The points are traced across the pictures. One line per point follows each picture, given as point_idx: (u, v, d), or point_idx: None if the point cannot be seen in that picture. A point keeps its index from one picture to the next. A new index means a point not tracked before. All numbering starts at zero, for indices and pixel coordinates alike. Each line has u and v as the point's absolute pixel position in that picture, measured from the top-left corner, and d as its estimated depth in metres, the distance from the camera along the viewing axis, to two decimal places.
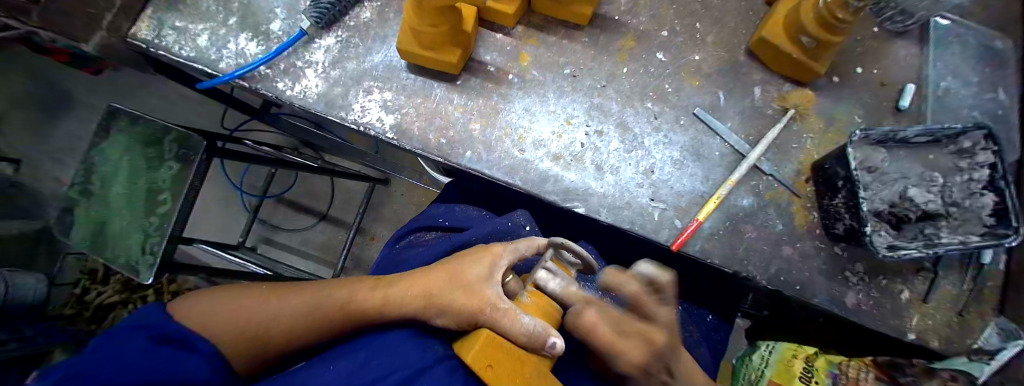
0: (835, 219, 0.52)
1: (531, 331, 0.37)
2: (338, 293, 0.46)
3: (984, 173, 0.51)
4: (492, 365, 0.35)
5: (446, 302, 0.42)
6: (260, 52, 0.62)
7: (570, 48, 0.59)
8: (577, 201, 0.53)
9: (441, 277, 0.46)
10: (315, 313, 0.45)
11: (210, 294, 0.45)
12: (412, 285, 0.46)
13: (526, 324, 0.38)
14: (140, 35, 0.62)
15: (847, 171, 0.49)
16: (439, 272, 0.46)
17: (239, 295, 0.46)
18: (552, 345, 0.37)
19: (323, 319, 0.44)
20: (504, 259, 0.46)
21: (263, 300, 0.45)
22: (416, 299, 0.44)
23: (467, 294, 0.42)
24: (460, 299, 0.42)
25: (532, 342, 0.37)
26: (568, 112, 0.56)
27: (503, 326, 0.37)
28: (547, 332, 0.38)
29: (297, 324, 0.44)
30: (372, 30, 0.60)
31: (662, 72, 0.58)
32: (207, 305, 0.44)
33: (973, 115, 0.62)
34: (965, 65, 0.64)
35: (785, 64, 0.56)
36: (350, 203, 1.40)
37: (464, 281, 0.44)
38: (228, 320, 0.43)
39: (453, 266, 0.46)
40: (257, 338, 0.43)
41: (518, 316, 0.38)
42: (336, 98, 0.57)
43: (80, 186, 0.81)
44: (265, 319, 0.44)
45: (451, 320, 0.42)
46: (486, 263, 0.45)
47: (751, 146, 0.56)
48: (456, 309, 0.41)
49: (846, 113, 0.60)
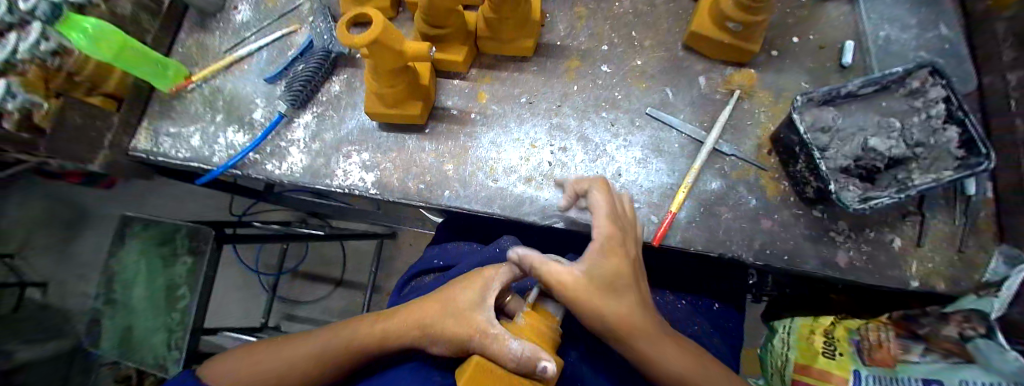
0: (804, 184, 0.54)
1: (519, 356, 0.37)
2: (340, 335, 0.49)
3: (941, 109, 0.54)
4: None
5: (438, 331, 0.44)
6: (247, 140, 0.67)
7: (522, 79, 0.64)
8: (555, 216, 0.56)
9: (432, 305, 0.47)
10: (320, 357, 0.48)
11: (232, 354, 0.51)
12: (408, 317, 0.47)
13: (515, 349, 0.37)
14: (140, 147, 0.71)
15: (799, 136, 0.52)
16: (433, 299, 0.47)
17: (259, 349, 0.51)
18: (543, 368, 0.36)
19: (328, 361, 0.48)
20: (498, 279, 0.45)
21: (275, 352, 0.49)
22: (412, 329, 0.46)
23: (457, 321, 0.43)
24: (452, 328, 0.43)
25: (521, 366, 0.36)
26: (532, 136, 0.60)
27: (494, 350, 0.38)
28: (537, 356, 0.37)
29: (309, 370, 0.48)
30: (343, 100, 0.66)
31: (610, 82, 0.62)
32: (230, 366, 0.49)
33: (919, 55, 0.65)
34: (899, 12, 0.67)
35: (719, 52, 0.60)
36: (361, 262, 1.44)
37: (455, 307, 0.45)
38: (254, 371, 0.48)
39: (446, 293, 0.47)
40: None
41: (507, 341, 0.38)
42: (320, 168, 0.62)
43: (103, 295, 0.87)
44: (281, 369, 0.48)
45: (443, 345, 0.44)
46: (478, 288, 0.45)
47: (707, 133, 0.59)
48: (448, 336, 0.43)
49: (793, 82, 0.63)
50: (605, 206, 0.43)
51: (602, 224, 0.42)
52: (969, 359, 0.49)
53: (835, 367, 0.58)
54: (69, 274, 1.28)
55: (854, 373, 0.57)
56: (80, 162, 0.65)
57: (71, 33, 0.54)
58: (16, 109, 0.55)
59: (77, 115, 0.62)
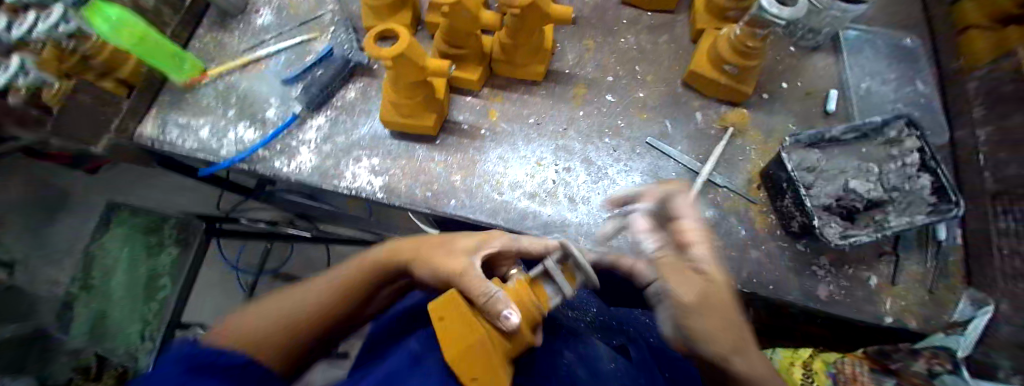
0: (789, 218, 0.58)
1: (490, 293, 0.32)
2: (353, 264, 0.48)
3: (915, 157, 0.60)
4: (445, 317, 0.30)
5: (428, 257, 0.44)
6: (257, 137, 0.69)
7: (531, 101, 0.67)
8: (556, 232, 0.58)
9: (430, 242, 0.47)
10: (338, 284, 0.46)
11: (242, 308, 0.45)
12: (405, 249, 0.48)
13: (490, 288, 0.33)
14: (145, 134, 0.70)
15: (787, 174, 0.56)
16: (432, 238, 0.48)
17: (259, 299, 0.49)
18: (505, 315, 0.31)
19: (343, 289, 0.46)
20: (497, 240, 0.44)
21: (289, 293, 0.46)
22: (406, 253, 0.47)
23: (448, 252, 0.43)
24: (441, 258, 0.42)
25: (488, 305, 0.31)
26: (538, 155, 0.63)
27: (471, 289, 0.34)
28: (505, 300, 0.32)
29: (325, 303, 0.45)
30: (357, 107, 0.69)
31: (614, 111, 0.66)
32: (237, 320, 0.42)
33: (899, 105, 0.71)
34: (875, 71, 0.74)
35: (716, 91, 0.65)
36: None
37: (451, 246, 0.44)
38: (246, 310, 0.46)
39: (448, 237, 0.47)
40: (291, 328, 0.42)
41: (484, 280, 0.34)
42: (328, 169, 0.64)
43: (80, 281, 0.84)
44: (295, 306, 0.44)
45: (432, 273, 0.42)
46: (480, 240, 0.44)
47: (702, 164, 0.62)
48: (439, 264, 0.41)
49: (781, 124, 0.67)
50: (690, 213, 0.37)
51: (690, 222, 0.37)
52: None
53: None
54: None
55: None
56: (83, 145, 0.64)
57: (95, 20, 0.57)
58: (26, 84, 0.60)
59: (86, 96, 0.63)
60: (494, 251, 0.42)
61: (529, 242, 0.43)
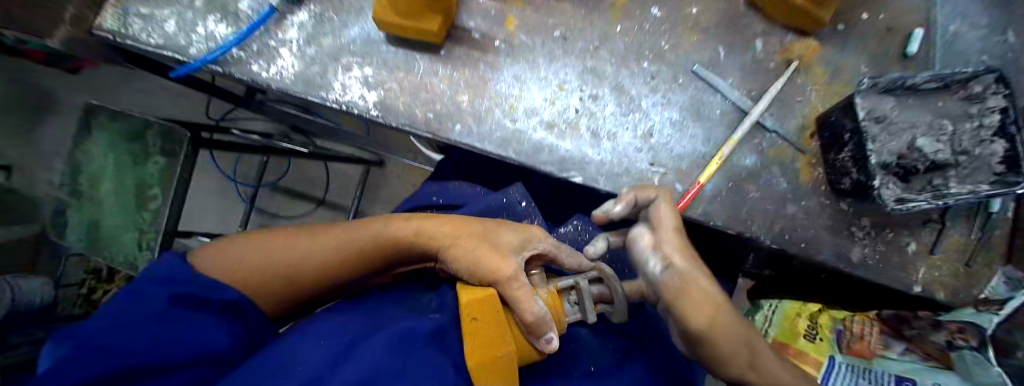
0: (842, 174, 0.50)
1: (539, 315, 0.35)
2: (375, 226, 0.44)
3: (995, 119, 0.49)
4: (477, 318, 0.34)
5: (467, 249, 0.42)
6: (230, 33, 0.58)
7: (559, 9, 0.56)
8: (574, 170, 0.51)
9: (472, 228, 0.45)
10: (346, 244, 0.42)
11: (250, 241, 0.42)
12: (448, 225, 0.45)
13: (538, 308, 0.36)
14: (105, 26, 0.58)
15: (855, 122, 0.47)
16: (475, 224, 0.46)
17: (269, 235, 0.44)
18: (547, 339, 0.36)
19: (352, 256, 0.42)
20: (542, 242, 0.46)
21: (306, 239, 0.43)
22: (446, 235, 0.44)
23: (491, 252, 0.41)
24: (484, 255, 0.41)
25: (532, 324, 0.35)
26: (561, 77, 0.54)
27: (513, 294, 0.37)
28: (548, 325, 0.36)
29: (328, 264, 0.42)
30: (347, 2, 0.57)
31: (658, 29, 0.55)
32: (240, 249, 0.42)
33: (982, 58, 0.59)
34: (978, 3, 0.60)
35: (788, 13, 0.53)
36: (346, 188, 1.38)
37: (495, 241, 0.43)
38: (256, 254, 0.41)
39: (490, 226, 0.45)
40: (286, 279, 0.41)
41: (533, 297, 0.37)
42: (314, 77, 0.54)
43: (69, 186, 0.88)
44: (297, 259, 0.41)
45: (463, 266, 0.41)
46: (521, 238, 0.45)
47: (752, 103, 0.53)
48: (476, 260, 0.40)
49: (852, 62, 0.57)
50: (670, 227, 0.42)
51: (671, 242, 0.42)
52: (948, 364, 0.47)
53: (812, 349, 0.54)
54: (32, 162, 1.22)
55: (829, 358, 0.52)
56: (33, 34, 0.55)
57: None
58: None
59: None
60: (536, 253, 0.44)
61: (568, 256, 0.46)
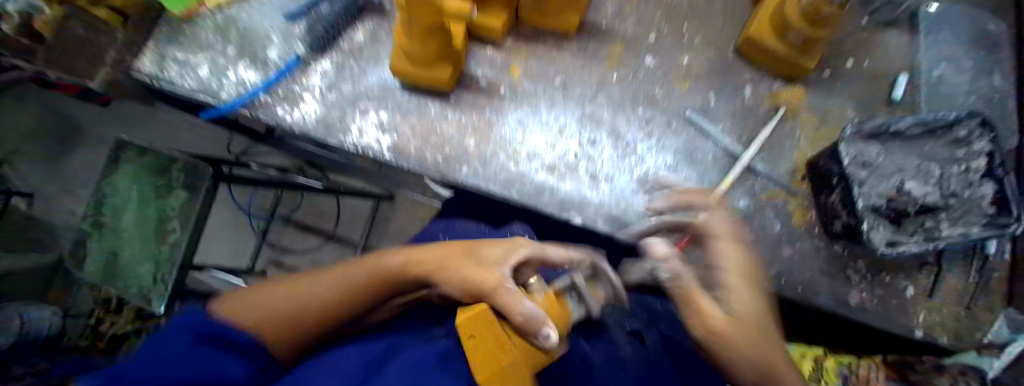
0: (833, 217, 0.52)
1: (528, 315, 0.33)
2: (366, 265, 0.48)
3: (982, 162, 0.51)
4: (474, 336, 0.32)
5: (455, 268, 0.44)
6: (259, 79, 0.63)
7: (559, 59, 0.60)
8: (574, 211, 0.54)
9: (459, 251, 0.47)
10: (342, 282, 0.46)
11: (262, 291, 0.48)
12: (435, 253, 0.48)
13: (529, 308, 0.34)
14: (143, 69, 0.64)
15: (840, 167, 0.49)
16: (462, 247, 0.48)
17: (276, 286, 0.49)
18: (546, 335, 0.32)
19: (355, 286, 0.46)
20: (525, 246, 0.45)
21: (307, 285, 0.47)
22: (434, 261, 0.46)
23: (476, 266, 0.43)
24: (469, 270, 0.42)
25: (528, 324, 0.33)
26: (561, 122, 0.57)
27: (503, 301, 0.35)
28: (544, 321, 0.33)
29: (325, 302, 0.45)
30: (366, 52, 0.62)
31: (652, 78, 0.59)
32: (251, 299, 0.47)
33: (969, 102, 0.62)
34: (959, 52, 0.64)
35: (772, 62, 0.57)
36: (356, 220, 1.42)
37: (480, 256, 0.44)
38: (262, 302, 0.46)
39: (474, 245, 0.47)
40: (286, 320, 0.44)
41: (522, 298, 0.35)
42: (334, 122, 0.59)
43: (90, 219, 0.92)
44: (300, 299, 0.45)
45: (453, 285, 0.42)
46: (506, 247, 0.45)
47: (743, 148, 0.56)
48: (466, 277, 0.42)
49: (838, 108, 0.60)
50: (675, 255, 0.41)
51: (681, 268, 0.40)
52: None
53: None
54: (60, 189, 1.35)
55: None
56: (76, 76, 0.60)
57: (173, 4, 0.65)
58: (16, 11, 0.56)
59: (77, 25, 0.58)
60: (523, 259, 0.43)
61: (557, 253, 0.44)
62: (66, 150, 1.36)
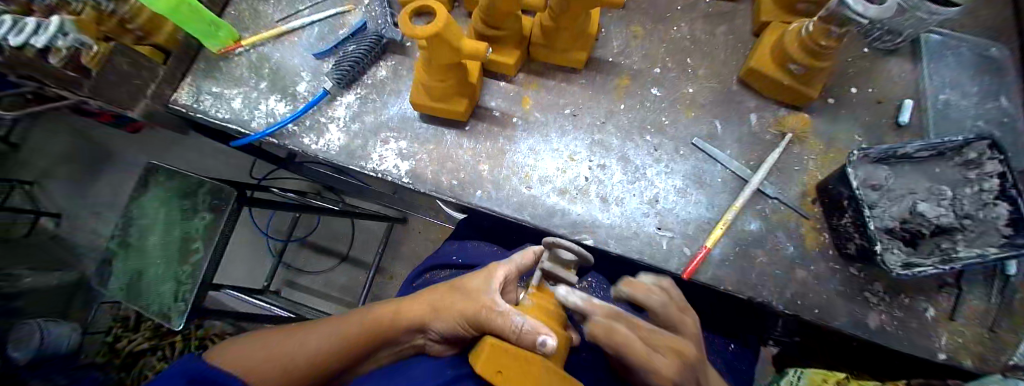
0: (846, 239, 0.52)
1: (521, 329, 0.38)
2: (360, 313, 0.52)
3: (994, 183, 0.51)
4: (502, 370, 0.34)
5: (446, 308, 0.48)
6: (288, 111, 0.68)
7: (569, 90, 0.63)
8: (585, 233, 0.55)
9: (444, 290, 0.51)
10: (341, 328, 0.51)
11: (260, 339, 0.51)
12: (424, 297, 0.52)
13: (519, 323, 0.39)
14: (180, 100, 0.70)
15: (850, 190, 0.50)
16: (447, 286, 0.52)
17: (273, 334, 0.52)
18: (543, 342, 0.36)
19: (348, 333, 0.50)
20: (501, 269, 0.49)
21: (306, 332, 0.51)
22: (424, 306, 0.51)
23: (463, 301, 0.47)
24: (459, 305, 0.47)
25: (522, 339, 0.37)
26: (571, 149, 0.60)
27: (495, 324, 0.40)
28: (537, 331, 0.37)
29: (324, 347, 0.49)
30: (388, 86, 0.66)
31: (659, 106, 0.61)
32: (249, 345, 0.50)
33: (977, 124, 0.62)
34: (962, 77, 0.65)
35: (776, 91, 0.59)
36: (369, 244, 1.45)
37: (464, 288, 0.49)
38: (262, 349, 0.50)
39: (457, 281, 0.51)
40: (289, 364, 0.48)
41: (512, 316, 0.40)
42: (356, 149, 0.62)
43: (119, 238, 0.98)
44: (300, 346, 0.50)
45: (448, 325, 0.48)
46: (485, 274, 0.49)
47: (751, 172, 0.57)
48: (457, 313, 0.46)
49: (845, 133, 0.61)
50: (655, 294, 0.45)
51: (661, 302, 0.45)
52: None
53: None
54: (86, 211, 1.41)
55: None
56: (119, 106, 0.66)
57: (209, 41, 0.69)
58: (65, 46, 0.59)
59: (121, 60, 0.63)
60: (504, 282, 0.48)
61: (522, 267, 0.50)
62: (95, 175, 1.44)
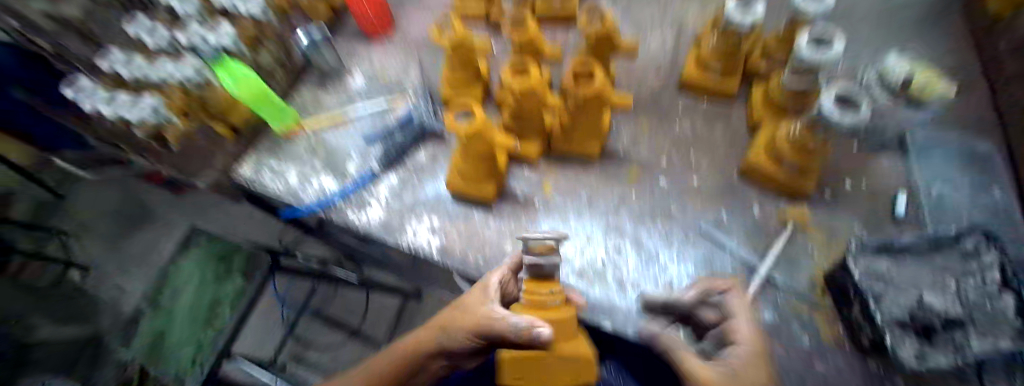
0: (858, 331, 0.54)
1: (518, 326, 0.39)
2: (383, 357, 0.54)
3: (995, 274, 0.53)
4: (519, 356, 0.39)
5: (452, 327, 0.49)
6: (337, 187, 0.75)
7: (586, 178, 0.71)
8: (603, 317, 0.55)
9: (449, 310, 0.52)
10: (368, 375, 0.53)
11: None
12: (434, 321, 0.53)
13: (515, 321, 0.40)
14: (239, 172, 0.77)
15: (856, 284, 0.54)
16: (451, 306, 0.53)
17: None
18: (539, 333, 0.37)
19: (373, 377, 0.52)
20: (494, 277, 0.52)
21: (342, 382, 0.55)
22: (433, 330, 0.52)
23: (466, 316, 0.48)
24: (463, 320, 0.48)
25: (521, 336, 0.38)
26: (589, 232, 0.65)
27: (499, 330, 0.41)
28: (532, 324, 0.38)
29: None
30: (427, 170, 0.75)
31: (667, 195, 0.68)
32: None
33: (975, 214, 0.65)
34: (956, 172, 0.69)
35: (776, 183, 0.65)
36: (382, 318, 1.46)
37: (465, 306, 0.50)
38: None
39: (459, 298, 0.53)
40: None
41: (506, 318, 0.41)
42: (394, 224, 0.69)
43: None
44: None
45: (460, 341, 0.48)
46: (482, 289, 0.51)
47: (759, 260, 0.61)
48: (463, 330, 0.47)
49: (844, 224, 0.65)
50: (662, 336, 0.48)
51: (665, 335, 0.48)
52: None
53: None
54: None
55: None
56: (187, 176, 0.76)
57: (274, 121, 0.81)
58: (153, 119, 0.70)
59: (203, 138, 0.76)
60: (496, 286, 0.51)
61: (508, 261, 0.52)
62: None
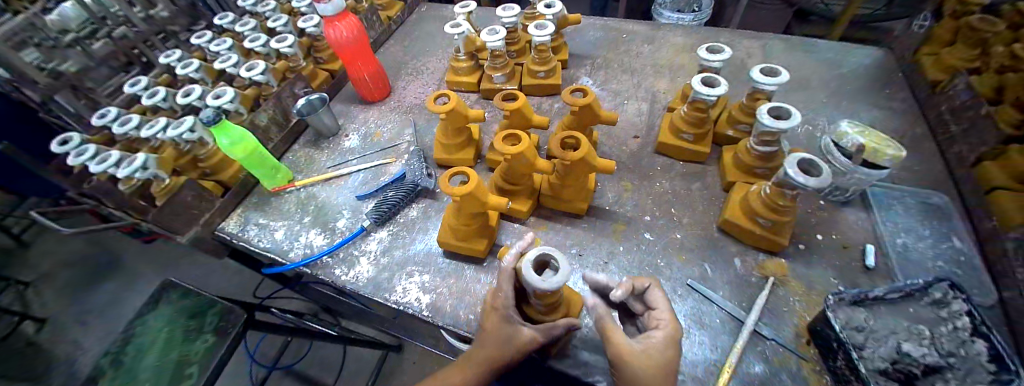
0: (845, 382, 0.54)
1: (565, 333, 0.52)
2: None
3: (965, 321, 0.56)
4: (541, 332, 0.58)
5: (507, 364, 0.51)
6: (325, 243, 0.75)
7: (574, 233, 0.73)
8: (599, 375, 0.56)
9: (489, 347, 0.51)
10: None
11: None
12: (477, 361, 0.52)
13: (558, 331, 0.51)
14: (226, 228, 0.79)
15: (835, 333, 0.54)
16: (487, 341, 0.52)
17: None
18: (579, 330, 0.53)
19: None
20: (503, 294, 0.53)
21: None
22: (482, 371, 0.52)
23: (520, 352, 0.51)
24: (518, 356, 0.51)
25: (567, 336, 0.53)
26: (579, 287, 0.66)
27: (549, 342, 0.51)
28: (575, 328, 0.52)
29: None
30: (418, 225, 0.76)
31: (652, 249, 0.71)
32: None
33: (938, 264, 0.69)
34: (916, 224, 0.74)
35: (756, 239, 0.68)
36: (357, 374, 1.37)
37: (512, 344, 0.51)
38: None
39: (492, 332, 0.52)
40: None
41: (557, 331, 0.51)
42: (383, 281, 0.69)
43: (113, 355, 0.94)
44: None
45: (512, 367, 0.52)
46: (511, 318, 0.52)
47: (745, 313, 0.63)
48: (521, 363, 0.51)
49: (820, 275, 0.68)
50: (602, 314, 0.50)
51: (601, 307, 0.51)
52: None
53: None
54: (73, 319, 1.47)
55: None
56: (170, 233, 0.72)
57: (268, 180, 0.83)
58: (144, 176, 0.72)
59: (190, 194, 0.74)
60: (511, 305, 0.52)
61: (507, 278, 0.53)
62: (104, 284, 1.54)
